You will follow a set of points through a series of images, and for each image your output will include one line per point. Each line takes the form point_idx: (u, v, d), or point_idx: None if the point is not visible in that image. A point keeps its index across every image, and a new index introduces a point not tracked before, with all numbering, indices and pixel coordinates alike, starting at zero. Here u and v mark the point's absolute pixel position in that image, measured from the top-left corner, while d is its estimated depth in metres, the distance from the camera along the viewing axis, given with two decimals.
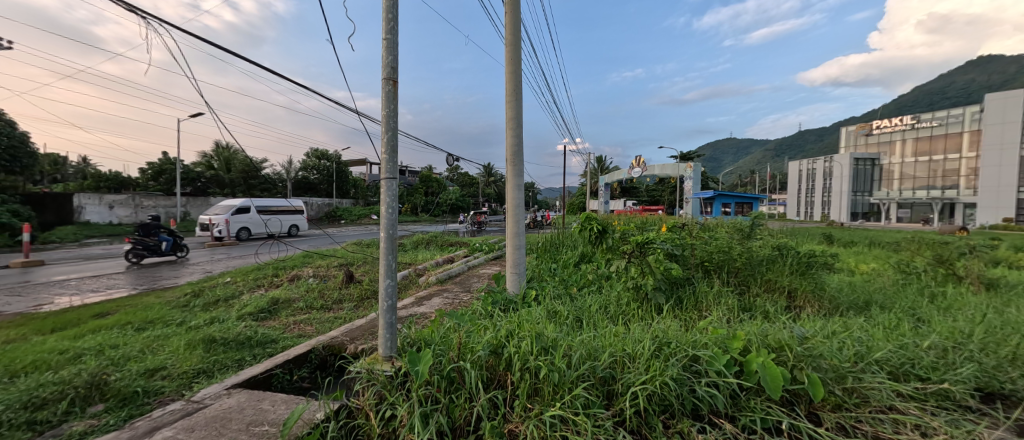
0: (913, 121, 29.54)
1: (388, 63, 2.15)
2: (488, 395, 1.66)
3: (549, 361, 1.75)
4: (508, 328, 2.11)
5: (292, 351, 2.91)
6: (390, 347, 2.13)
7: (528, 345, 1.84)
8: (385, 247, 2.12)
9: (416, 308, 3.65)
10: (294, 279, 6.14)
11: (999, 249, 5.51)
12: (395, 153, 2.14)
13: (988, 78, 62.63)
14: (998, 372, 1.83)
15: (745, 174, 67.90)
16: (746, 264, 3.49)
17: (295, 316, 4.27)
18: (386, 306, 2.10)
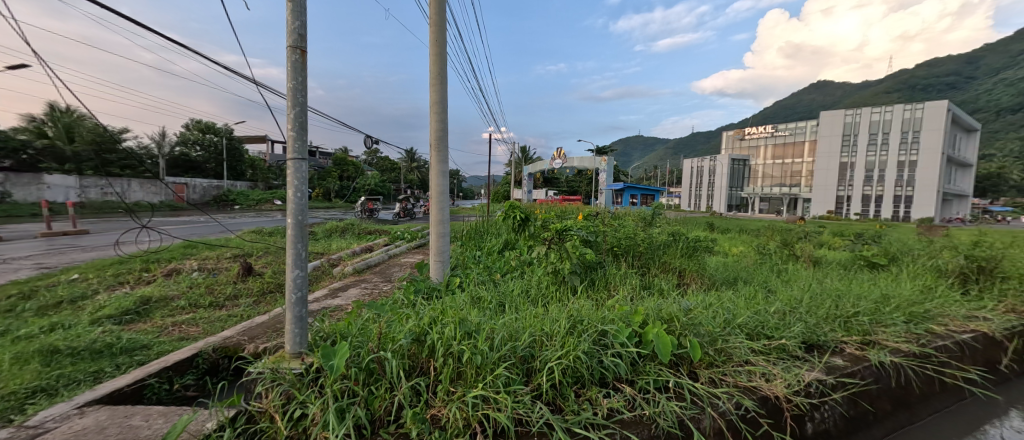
0: (773, 129, 35.33)
1: (294, 30, 1.96)
2: (411, 383, 1.66)
3: (472, 344, 1.81)
4: (431, 315, 2.13)
5: (172, 356, 2.56)
6: (299, 343, 2.00)
7: (451, 330, 1.88)
8: (293, 234, 1.95)
9: (330, 301, 3.45)
10: (171, 274, 5.31)
11: (824, 233, 7.13)
12: (304, 128, 1.97)
13: (824, 98, 78.02)
14: (818, 329, 2.40)
15: (649, 169, 75.36)
16: (646, 248, 4.02)
17: (174, 317, 3.73)
18: (294, 299, 1.97)
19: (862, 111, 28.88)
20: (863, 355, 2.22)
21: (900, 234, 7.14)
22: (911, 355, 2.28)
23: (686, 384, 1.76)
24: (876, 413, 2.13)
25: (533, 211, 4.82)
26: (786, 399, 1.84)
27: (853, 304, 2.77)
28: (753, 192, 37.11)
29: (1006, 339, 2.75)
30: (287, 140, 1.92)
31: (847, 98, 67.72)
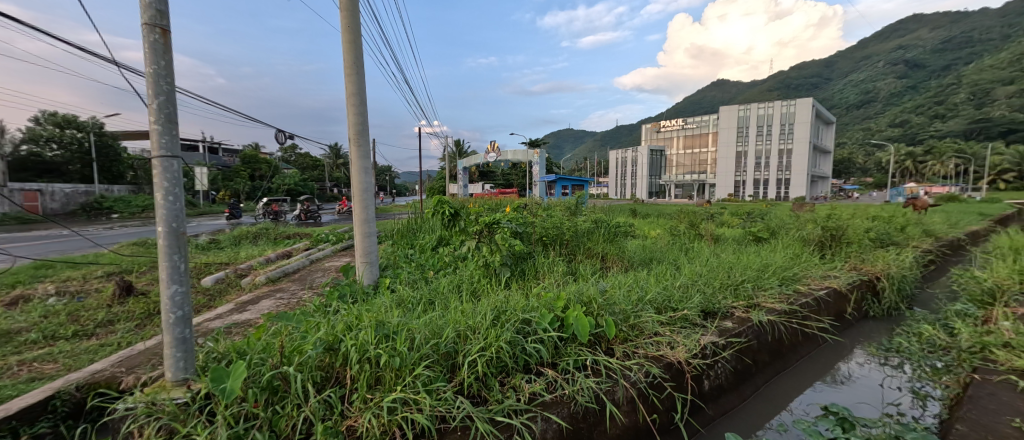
0: (684, 122, 38.70)
1: (150, 4, 1.56)
2: (321, 396, 1.53)
3: (390, 346, 1.75)
4: (346, 321, 2.00)
5: (14, 404, 1.88)
6: (184, 369, 1.69)
7: (367, 335, 1.78)
8: (165, 244, 1.61)
9: (234, 317, 3.11)
10: (18, 303, 4.37)
11: (724, 213, 8.05)
12: (173, 121, 1.62)
13: (724, 95, 87.54)
14: (714, 298, 2.73)
15: (579, 161, 78.85)
16: (572, 236, 4.24)
17: (22, 354, 3.08)
18: (173, 320, 1.65)
19: (752, 107, 32.87)
20: (748, 318, 2.59)
21: (783, 212, 8.32)
22: (783, 314, 2.72)
23: (602, 360, 1.91)
24: (755, 364, 2.53)
25: (464, 205, 4.82)
26: (686, 363, 2.09)
27: (742, 274, 3.19)
28: (670, 179, 40.65)
29: (849, 292, 3.40)
30: (147, 134, 1.53)
31: (742, 95, 76.73)
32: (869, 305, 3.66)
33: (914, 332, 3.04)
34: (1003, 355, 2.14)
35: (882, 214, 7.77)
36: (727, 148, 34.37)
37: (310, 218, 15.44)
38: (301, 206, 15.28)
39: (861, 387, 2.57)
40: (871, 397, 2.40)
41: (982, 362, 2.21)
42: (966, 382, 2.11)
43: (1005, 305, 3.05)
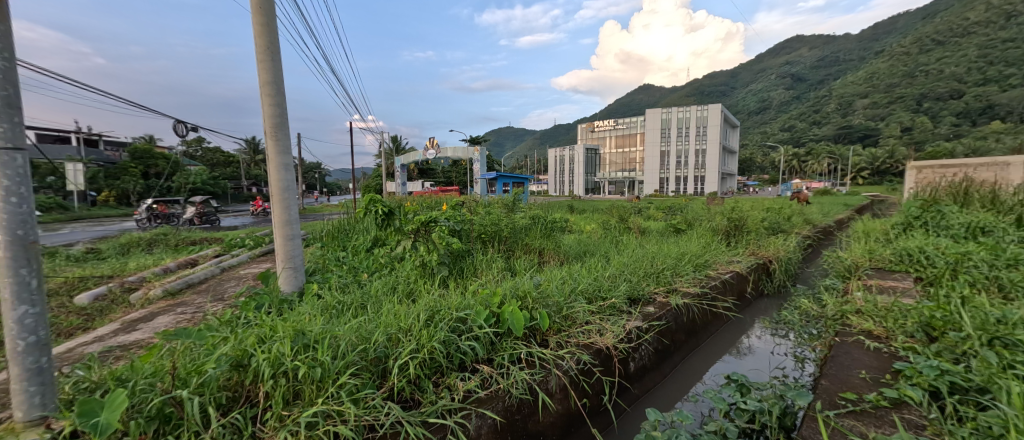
0: (615, 123, 40.91)
1: None
2: (226, 419, 1.39)
3: (310, 357, 1.64)
4: (259, 331, 1.82)
5: None
6: (44, 405, 1.42)
7: (284, 346, 1.64)
8: (8, 258, 1.33)
9: (119, 338, 2.70)
10: None
11: (650, 207, 8.68)
12: (13, 106, 1.33)
13: (651, 98, 93.99)
14: (639, 286, 2.94)
15: (519, 158, 79.93)
16: (510, 232, 4.27)
17: None
18: (23, 347, 1.39)
19: (673, 110, 35.70)
20: (668, 302, 2.84)
21: (699, 206, 9.18)
22: (694, 297, 3.02)
23: (535, 352, 1.96)
24: (672, 344, 2.80)
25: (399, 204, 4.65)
26: (614, 349, 2.23)
27: (663, 263, 3.46)
28: (604, 177, 42.80)
29: (749, 274, 3.89)
30: None
31: (666, 98, 82.92)
32: (765, 284, 4.20)
33: (796, 306, 3.58)
34: (857, 319, 2.60)
35: (776, 207, 8.92)
36: (653, 147, 37.03)
37: (207, 222, 13.60)
38: (193, 210, 13.23)
39: (757, 355, 2.97)
40: (765, 365, 2.78)
41: (844, 326, 2.66)
42: (832, 344, 2.50)
43: (859, 278, 3.70)
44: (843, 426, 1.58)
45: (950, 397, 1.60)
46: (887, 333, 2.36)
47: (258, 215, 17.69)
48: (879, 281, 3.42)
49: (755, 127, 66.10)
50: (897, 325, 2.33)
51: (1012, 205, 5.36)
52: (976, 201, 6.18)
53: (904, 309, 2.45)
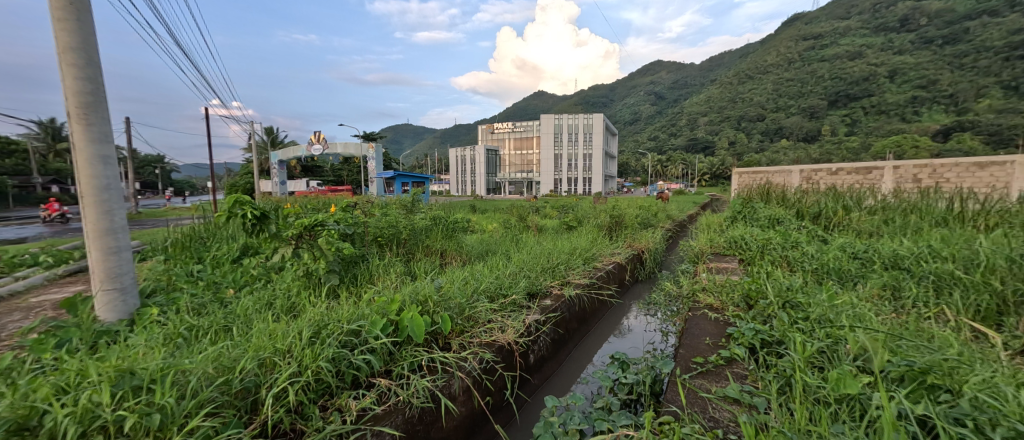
0: (513, 125, 42.32)
1: None
2: None
3: (147, 401, 1.34)
4: (64, 378, 1.41)
5: None
6: None
7: (106, 394, 1.30)
8: None
9: None
10: None
11: (546, 207, 9.25)
12: None
13: (546, 104, 99.59)
14: (537, 282, 3.11)
15: (419, 158, 77.20)
16: (409, 235, 4.09)
17: None
18: None
19: (564, 116, 38.47)
20: (562, 294, 3.06)
21: (588, 205, 9.98)
22: (585, 288, 3.32)
23: (437, 357, 1.92)
24: (567, 333, 3.03)
25: (277, 206, 4.08)
26: (514, 344, 2.32)
27: (558, 259, 3.70)
28: (504, 177, 43.95)
29: (627, 264, 4.42)
30: None
31: (559, 105, 88.67)
32: (639, 271, 4.82)
33: (662, 288, 4.17)
34: (703, 295, 3.14)
35: (646, 205, 10.31)
36: (547, 150, 39.32)
37: None
38: None
39: (634, 334, 3.41)
40: (640, 342, 3.21)
41: (695, 301, 3.18)
42: (688, 317, 2.97)
43: (704, 261, 4.48)
44: (694, 384, 1.87)
45: (762, 350, 2.05)
46: (723, 305, 2.90)
47: (50, 221, 13.82)
48: (716, 263, 4.20)
49: (631, 135, 75.09)
50: (729, 298, 2.89)
51: (796, 199, 7.09)
52: (776, 198, 8.02)
53: (732, 285, 3.05)
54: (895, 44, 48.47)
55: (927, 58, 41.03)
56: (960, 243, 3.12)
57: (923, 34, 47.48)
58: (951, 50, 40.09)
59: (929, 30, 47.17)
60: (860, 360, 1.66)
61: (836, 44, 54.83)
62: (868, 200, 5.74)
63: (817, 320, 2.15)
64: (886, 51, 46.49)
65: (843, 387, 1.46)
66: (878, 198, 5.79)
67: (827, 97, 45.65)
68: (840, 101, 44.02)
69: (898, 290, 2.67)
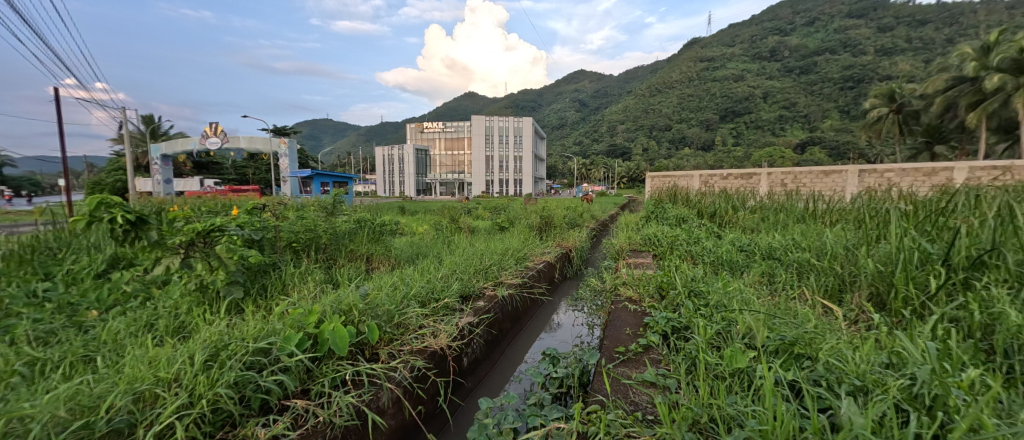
0: (443, 125, 41.63)
1: None
2: None
3: None
4: None
5: None
6: None
7: None
8: None
9: None
10: None
11: (478, 208, 9.17)
12: None
13: (476, 105, 99.57)
14: (470, 283, 3.05)
15: (341, 157, 72.15)
16: (330, 239, 3.69)
17: None
18: None
19: (494, 118, 38.68)
20: (495, 295, 3.05)
21: (519, 206, 10.13)
22: (517, 287, 3.34)
23: (363, 369, 1.77)
24: (500, 333, 3.01)
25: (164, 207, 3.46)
26: (447, 348, 2.24)
27: (492, 261, 3.66)
28: (434, 178, 42.99)
29: (556, 262, 4.55)
30: None
31: (489, 107, 89.21)
32: (567, 268, 4.98)
33: (588, 283, 4.36)
34: (624, 289, 3.32)
35: (572, 206, 10.77)
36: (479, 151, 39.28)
37: None
38: None
39: (564, 330, 3.51)
40: (569, 337, 3.32)
41: (617, 294, 3.36)
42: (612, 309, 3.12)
43: (624, 257, 4.79)
44: (617, 372, 1.94)
45: (673, 335, 2.22)
46: (640, 297, 3.10)
47: None
48: (634, 258, 4.50)
49: (558, 139, 78.32)
50: (646, 290, 3.10)
51: (697, 200, 7.94)
52: (682, 198, 8.90)
53: (649, 278, 3.28)
54: (769, 69, 57.30)
55: (790, 84, 49.48)
56: (811, 235, 3.67)
57: (788, 63, 57.06)
58: (809, 78, 48.46)
59: (793, 60, 56.70)
60: (748, 338, 1.87)
61: (725, 66, 63.26)
62: (752, 200, 6.62)
63: (715, 305, 2.39)
64: (761, 76, 55.01)
65: (734, 363, 1.62)
66: (759, 198, 6.72)
67: (722, 111, 52.06)
68: (729, 116, 50.87)
69: (773, 275, 3.07)
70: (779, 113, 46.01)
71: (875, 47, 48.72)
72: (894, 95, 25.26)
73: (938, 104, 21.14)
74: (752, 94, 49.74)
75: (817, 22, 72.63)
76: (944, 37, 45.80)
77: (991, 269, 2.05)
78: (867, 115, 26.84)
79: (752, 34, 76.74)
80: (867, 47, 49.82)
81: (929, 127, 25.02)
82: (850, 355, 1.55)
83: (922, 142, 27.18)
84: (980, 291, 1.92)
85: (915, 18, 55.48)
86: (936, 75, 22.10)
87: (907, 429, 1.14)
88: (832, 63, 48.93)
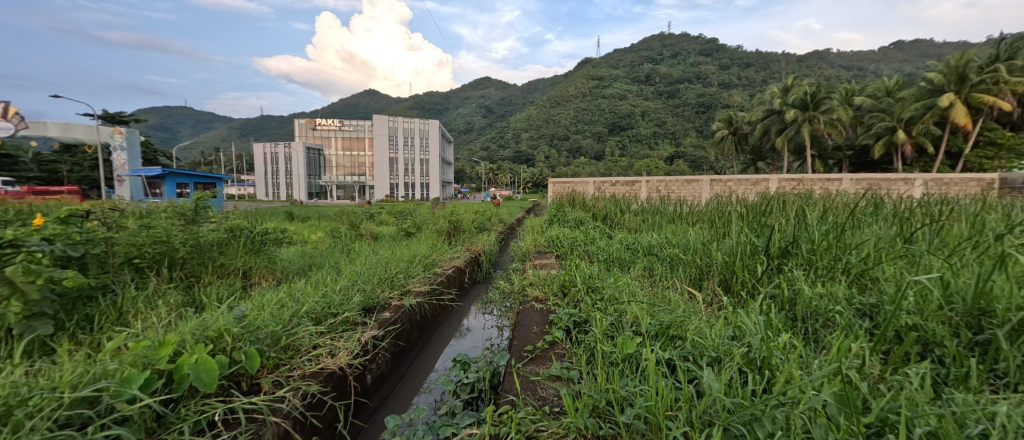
0: (340, 124, 38.70)
1: None
2: None
3: None
4: None
5: None
6: None
7: None
8: None
9: None
10: None
11: (382, 212, 8.62)
12: None
13: (377, 105, 94.72)
14: (373, 294, 2.81)
15: (210, 154, 61.80)
16: (194, 252, 2.96)
17: None
18: None
19: (398, 119, 37.11)
20: (402, 305, 2.87)
21: (426, 210, 9.93)
22: (425, 295, 3.20)
23: (242, 404, 1.47)
24: (407, 344, 2.83)
25: None
26: (347, 367, 2.02)
27: (398, 270, 3.42)
28: (330, 180, 39.56)
29: (465, 267, 4.47)
30: None
31: (392, 108, 85.69)
32: (476, 272, 4.94)
33: (496, 287, 4.39)
34: (531, 289, 3.40)
35: (480, 209, 10.81)
36: (381, 153, 37.33)
37: None
38: None
39: (473, 334, 3.47)
40: (479, 340, 3.29)
41: (524, 295, 3.43)
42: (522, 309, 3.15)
43: (529, 259, 4.94)
44: (526, 371, 1.95)
45: (574, 329, 2.34)
46: (546, 296, 3.20)
47: None
48: (538, 260, 4.67)
49: (463, 143, 78.41)
50: (550, 289, 3.23)
51: (591, 204, 8.66)
52: (578, 203, 9.60)
53: (552, 278, 3.41)
54: (645, 91, 66.03)
55: (660, 106, 57.69)
56: (678, 234, 4.22)
57: (659, 88, 66.48)
58: (675, 102, 57.07)
59: (663, 85, 66.25)
60: (635, 326, 2.04)
61: (611, 85, 70.91)
62: (635, 203, 7.43)
63: (608, 299, 2.58)
64: (639, 97, 63.06)
65: (625, 349, 1.74)
66: (641, 201, 7.57)
67: (610, 125, 58.11)
68: (616, 130, 57.00)
69: (653, 269, 3.44)
70: (654, 129, 53.15)
71: (719, 81, 59.69)
72: (733, 119, 31.19)
73: (759, 128, 26.75)
74: (632, 112, 56.69)
75: (678, 55, 86.27)
76: (762, 77, 58.49)
77: (793, 256, 2.55)
78: (715, 134, 32.53)
79: (631, 60, 87.58)
80: (714, 80, 60.85)
81: (754, 147, 31.50)
82: (709, 332, 1.77)
83: (751, 158, 34.11)
84: (787, 272, 2.37)
85: (743, 60, 69.81)
86: (760, 105, 27.90)
87: (753, 389, 1.32)
88: (690, 90, 58.47)
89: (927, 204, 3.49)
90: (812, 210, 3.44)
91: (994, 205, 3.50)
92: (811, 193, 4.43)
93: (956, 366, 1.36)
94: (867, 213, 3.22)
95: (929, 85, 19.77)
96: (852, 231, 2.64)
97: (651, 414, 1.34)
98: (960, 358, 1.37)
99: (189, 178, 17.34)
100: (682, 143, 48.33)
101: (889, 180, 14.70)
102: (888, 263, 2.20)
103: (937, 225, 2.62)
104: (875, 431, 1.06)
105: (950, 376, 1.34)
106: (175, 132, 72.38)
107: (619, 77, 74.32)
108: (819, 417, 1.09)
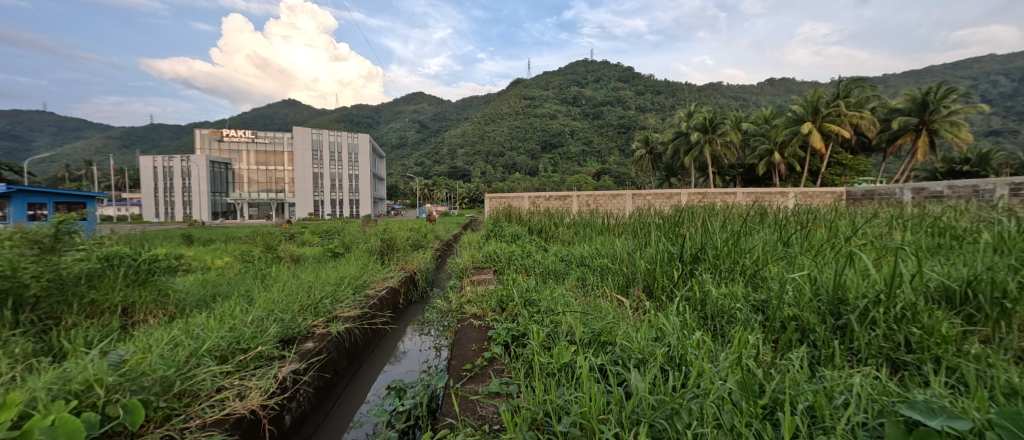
0: (252, 136, 35.37)
1: None
2: None
3: None
4: None
5: None
6: None
7: None
8: None
9: None
10: None
11: (304, 232, 8.02)
12: None
13: (298, 116, 88.47)
14: (293, 323, 2.57)
15: (82, 167, 52.36)
16: (56, 288, 2.43)
17: None
18: None
19: (323, 132, 35.04)
20: (327, 333, 2.67)
21: (356, 228, 9.43)
22: (355, 320, 3.01)
23: None
24: (334, 376, 2.62)
25: None
26: (261, 409, 1.82)
27: (323, 296, 3.15)
28: (240, 197, 35.73)
29: (400, 287, 4.30)
30: None
31: (315, 119, 80.65)
32: (411, 292, 4.78)
33: (433, 307, 4.26)
34: (468, 306, 3.36)
35: (414, 226, 10.53)
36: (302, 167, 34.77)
37: None
38: None
39: (408, 357, 3.33)
40: (414, 364, 3.16)
41: (462, 313, 3.38)
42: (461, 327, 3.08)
43: (467, 276, 4.88)
44: (464, 391, 1.91)
45: (511, 344, 2.34)
46: (484, 313, 3.18)
47: None
48: (475, 276, 4.63)
49: (394, 159, 76.07)
50: (488, 305, 3.21)
51: (527, 218, 8.85)
52: (515, 217, 9.80)
53: (489, 294, 3.41)
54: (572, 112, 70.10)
55: (586, 126, 61.59)
56: (607, 244, 4.49)
57: (584, 109, 71.10)
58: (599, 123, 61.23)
59: (588, 107, 70.91)
60: (569, 336, 2.10)
61: (541, 105, 74.24)
62: (568, 217, 7.75)
63: (544, 311, 2.65)
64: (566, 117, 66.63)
65: (562, 359, 1.78)
66: (572, 215, 7.92)
67: (541, 143, 60.46)
68: (546, 147, 59.46)
69: (586, 278, 3.61)
70: (581, 148, 56.43)
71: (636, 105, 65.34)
72: (648, 140, 34.25)
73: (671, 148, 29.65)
74: (561, 131, 59.57)
75: (600, 81, 93.35)
76: (671, 103, 65.43)
77: (702, 261, 2.85)
78: (634, 153, 35.35)
79: (559, 83, 92.87)
80: (632, 104, 66.57)
81: (667, 165, 34.73)
82: (634, 336, 1.88)
83: (665, 175, 37.54)
84: (697, 276, 2.64)
85: (655, 87, 77.57)
86: (670, 127, 31.00)
87: (673, 384, 1.43)
88: (611, 113, 63.34)
89: (798, 212, 4.15)
90: (715, 220, 3.88)
91: (844, 213, 4.28)
92: (714, 205, 4.98)
93: (825, 348, 1.62)
94: (757, 222, 3.72)
95: (794, 115, 23.74)
96: (745, 238, 3.03)
97: (584, 420, 1.38)
98: (828, 341, 1.63)
99: (46, 196, 14.38)
100: (607, 161, 51.79)
101: (771, 193, 17.09)
102: (773, 264, 2.55)
103: (805, 230, 3.13)
104: (769, 410, 1.21)
105: (821, 356, 1.59)
106: (33, 141, 60.39)
107: (548, 98, 78.03)
108: (725, 404, 1.21)
